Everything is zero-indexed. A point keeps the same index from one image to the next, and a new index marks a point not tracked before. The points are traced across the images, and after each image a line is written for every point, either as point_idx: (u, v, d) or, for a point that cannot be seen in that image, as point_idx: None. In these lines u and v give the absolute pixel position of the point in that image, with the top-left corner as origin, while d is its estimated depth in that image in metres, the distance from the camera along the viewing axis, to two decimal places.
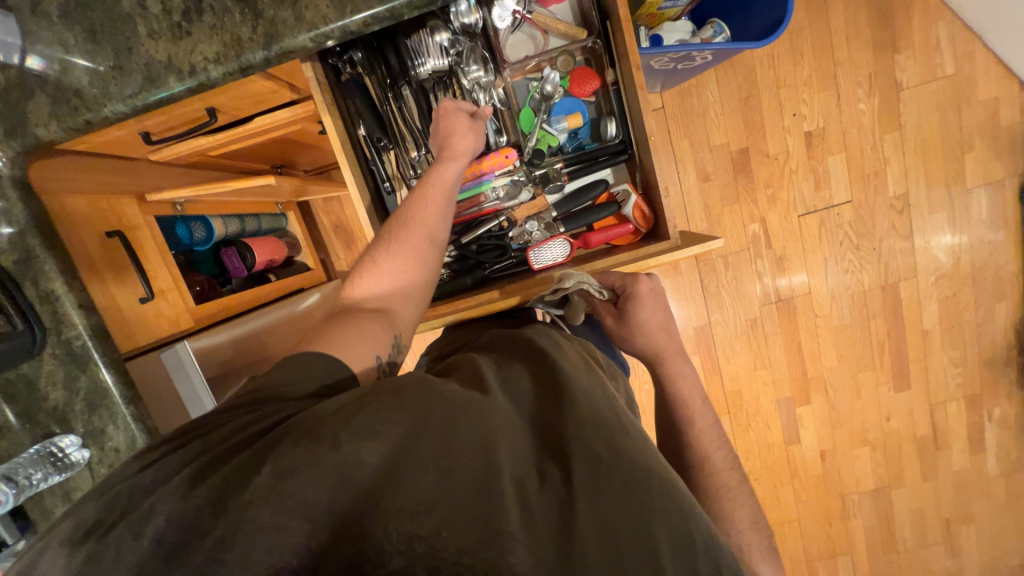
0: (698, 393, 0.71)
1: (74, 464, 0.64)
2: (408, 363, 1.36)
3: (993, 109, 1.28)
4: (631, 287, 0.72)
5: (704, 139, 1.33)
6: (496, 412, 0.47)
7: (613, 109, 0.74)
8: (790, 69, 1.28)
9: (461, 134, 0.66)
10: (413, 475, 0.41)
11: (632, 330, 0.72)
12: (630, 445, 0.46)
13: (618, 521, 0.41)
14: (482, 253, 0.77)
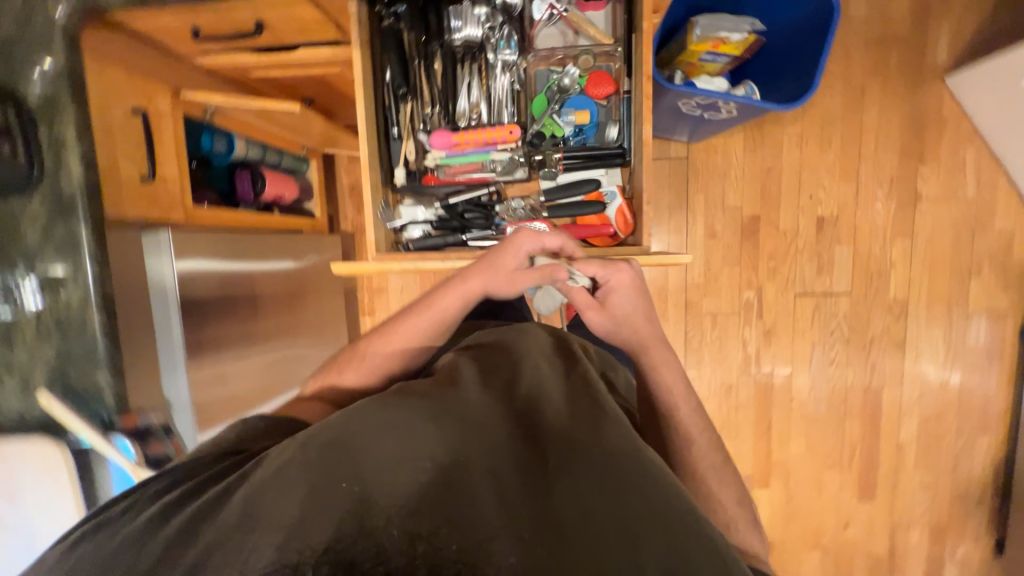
0: (681, 382, 0.66)
1: (25, 307, 0.66)
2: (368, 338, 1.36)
3: (1007, 240, 1.30)
4: (622, 279, 0.69)
5: (720, 198, 1.36)
6: (464, 406, 0.41)
7: (620, 116, 0.77)
8: (815, 153, 1.32)
9: (514, 263, 0.72)
10: (380, 467, 0.35)
11: (614, 320, 0.68)
12: (612, 420, 0.41)
13: (616, 513, 0.33)
14: (469, 217, 0.79)
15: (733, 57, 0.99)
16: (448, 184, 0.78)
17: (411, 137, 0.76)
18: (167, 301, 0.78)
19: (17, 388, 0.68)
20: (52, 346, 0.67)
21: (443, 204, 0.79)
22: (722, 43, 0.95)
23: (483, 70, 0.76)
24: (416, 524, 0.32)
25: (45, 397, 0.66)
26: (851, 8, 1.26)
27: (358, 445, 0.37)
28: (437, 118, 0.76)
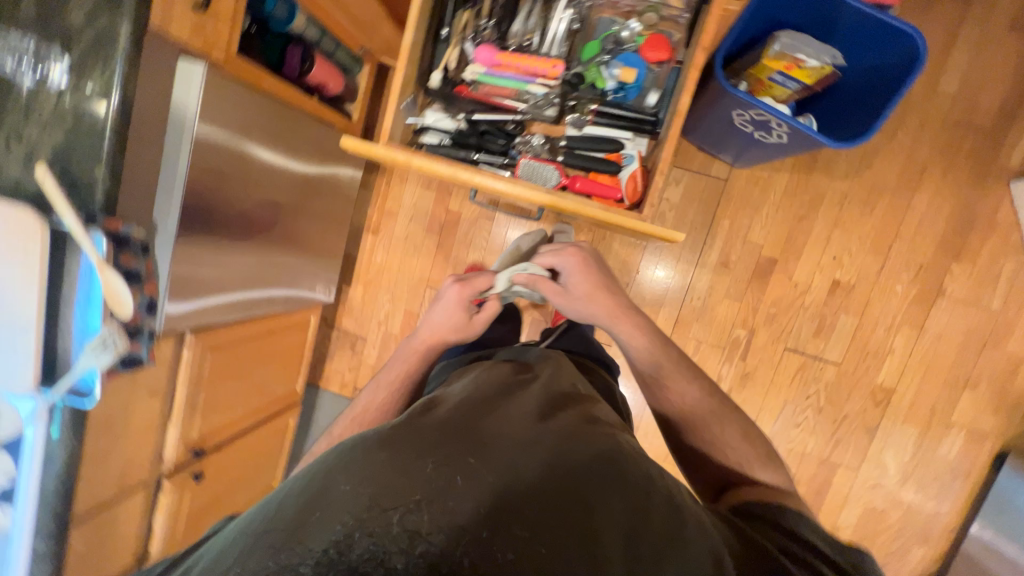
0: (656, 336, 0.90)
1: (50, 83, 0.68)
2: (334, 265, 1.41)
3: (1014, 364, 1.25)
4: (572, 260, 0.96)
5: (744, 230, 1.33)
6: (434, 435, 0.53)
7: (664, 85, 0.80)
8: (854, 217, 1.28)
9: (461, 307, 0.93)
10: (385, 480, 0.46)
11: (580, 296, 0.94)
12: (557, 446, 0.54)
13: (566, 509, 0.47)
14: (486, 138, 0.83)
15: (804, 85, 0.94)
16: (479, 102, 0.83)
17: (458, 43, 0.80)
18: (179, 130, 0.79)
19: (21, 157, 0.70)
20: (63, 129, 0.69)
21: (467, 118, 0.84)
22: (798, 65, 0.91)
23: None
24: (412, 524, 0.42)
25: (42, 171, 0.68)
26: (943, 82, 1.20)
27: (326, 483, 0.46)
28: (489, 32, 0.80)
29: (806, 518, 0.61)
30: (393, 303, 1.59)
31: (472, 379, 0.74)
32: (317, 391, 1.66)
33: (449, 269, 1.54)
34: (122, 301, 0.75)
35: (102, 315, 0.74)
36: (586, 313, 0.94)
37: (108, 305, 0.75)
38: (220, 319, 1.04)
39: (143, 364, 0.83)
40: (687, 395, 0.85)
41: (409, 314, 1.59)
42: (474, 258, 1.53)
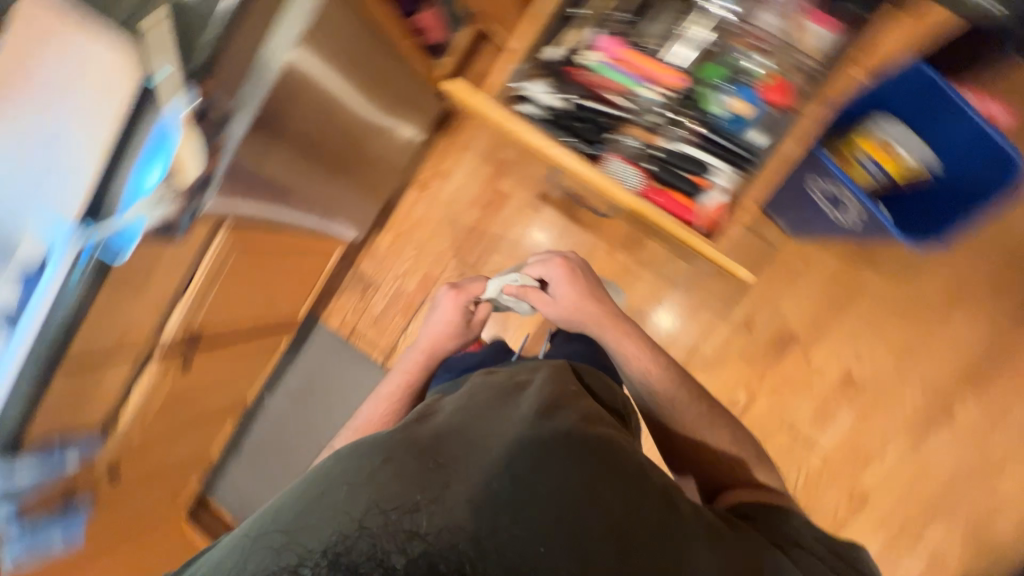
0: (640, 352, 1.02)
1: None
2: (368, 211, 1.48)
3: (994, 508, 1.25)
4: (559, 271, 1.08)
5: (775, 298, 1.34)
6: (426, 445, 0.67)
7: (772, 127, 0.88)
8: (884, 318, 1.29)
9: (456, 320, 1.09)
10: (383, 492, 0.58)
11: (568, 306, 1.06)
12: (529, 456, 0.66)
13: (536, 512, 0.60)
14: (589, 123, 0.93)
15: (891, 177, 0.98)
16: (593, 90, 0.91)
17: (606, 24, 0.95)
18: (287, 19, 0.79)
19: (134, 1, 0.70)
20: None
21: (572, 101, 0.91)
22: (891, 155, 0.97)
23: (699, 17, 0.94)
24: (412, 522, 0.55)
25: (158, 17, 0.68)
26: (1006, 220, 1.24)
27: (337, 488, 0.60)
28: (633, 30, 0.95)
29: (797, 515, 0.81)
30: (416, 260, 1.60)
31: (477, 384, 0.87)
32: (315, 321, 1.66)
33: (480, 245, 1.55)
34: (189, 164, 0.73)
35: (164, 174, 0.73)
36: (576, 321, 1.06)
37: (175, 164, 0.73)
38: (258, 214, 1.04)
39: (182, 226, 0.84)
40: (671, 396, 0.99)
41: (428, 277, 1.59)
42: (507, 242, 1.53)
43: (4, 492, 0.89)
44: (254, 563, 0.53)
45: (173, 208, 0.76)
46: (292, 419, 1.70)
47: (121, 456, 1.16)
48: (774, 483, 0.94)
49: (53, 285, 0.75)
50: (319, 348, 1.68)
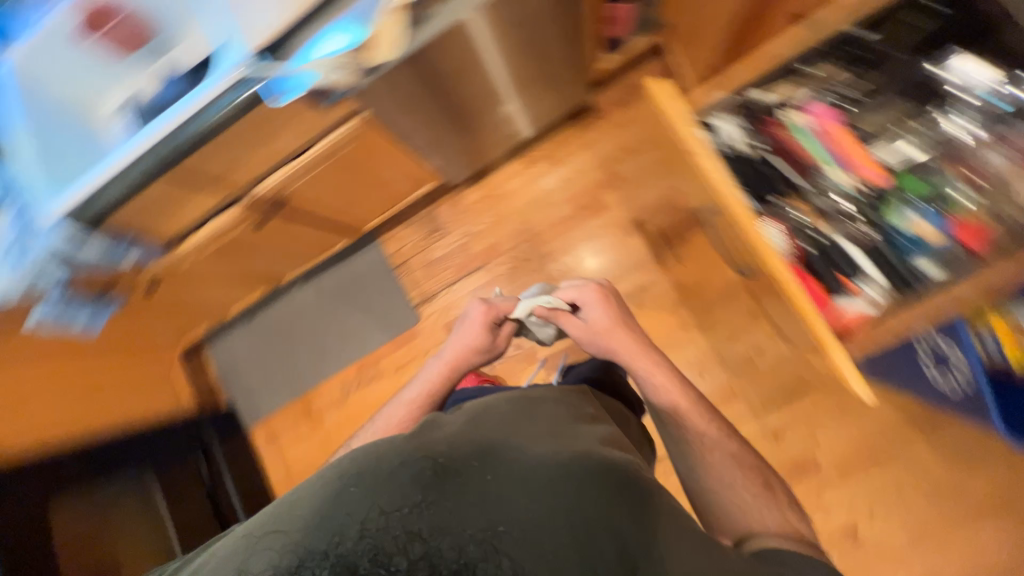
0: (672, 384, 0.98)
1: None
2: (472, 163, 1.48)
3: None
4: (591, 299, 1.08)
5: (815, 421, 1.30)
6: (435, 451, 0.70)
7: (949, 260, 0.85)
8: (913, 492, 1.24)
9: (481, 337, 1.09)
10: (388, 494, 0.63)
11: (598, 331, 1.05)
12: (533, 472, 0.67)
13: (538, 520, 0.61)
14: (766, 179, 1.03)
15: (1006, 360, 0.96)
16: (789, 154, 1.01)
17: (836, 94, 0.97)
18: None
19: None
20: None
21: (745, 143, 1.01)
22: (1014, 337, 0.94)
23: (932, 127, 0.93)
24: (416, 526, 0.59)
25: None
26: None
27: (346, 490, 0.65)
28: (860, 111, 0.97)
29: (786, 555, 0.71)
30: (492, 227, 1.59)
31: (490, 401, 0.87)
32: (374, 238, 1.67)
33: (557, 241, 1.53)
34: (383, 49, 0.81)
35: (358, 46, 0.80)
36: (605, 347, 1.05)
37: (371, 42, 0.80)
38: (393, 121, 1.03)
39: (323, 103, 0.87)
40: (699, 430, 0.93)
41: (496, 246, 1.59)
42: (583, 251, 1.51)
43: (66, 258, 0.92)
44: (269, 560, 0.60)
45: (343, 79, 0.82)
46: (312, 315, 1.73)
47: (166, 277, 1.18)
48: (810, 534, 0.82)
49: (205, 95, 0.81)
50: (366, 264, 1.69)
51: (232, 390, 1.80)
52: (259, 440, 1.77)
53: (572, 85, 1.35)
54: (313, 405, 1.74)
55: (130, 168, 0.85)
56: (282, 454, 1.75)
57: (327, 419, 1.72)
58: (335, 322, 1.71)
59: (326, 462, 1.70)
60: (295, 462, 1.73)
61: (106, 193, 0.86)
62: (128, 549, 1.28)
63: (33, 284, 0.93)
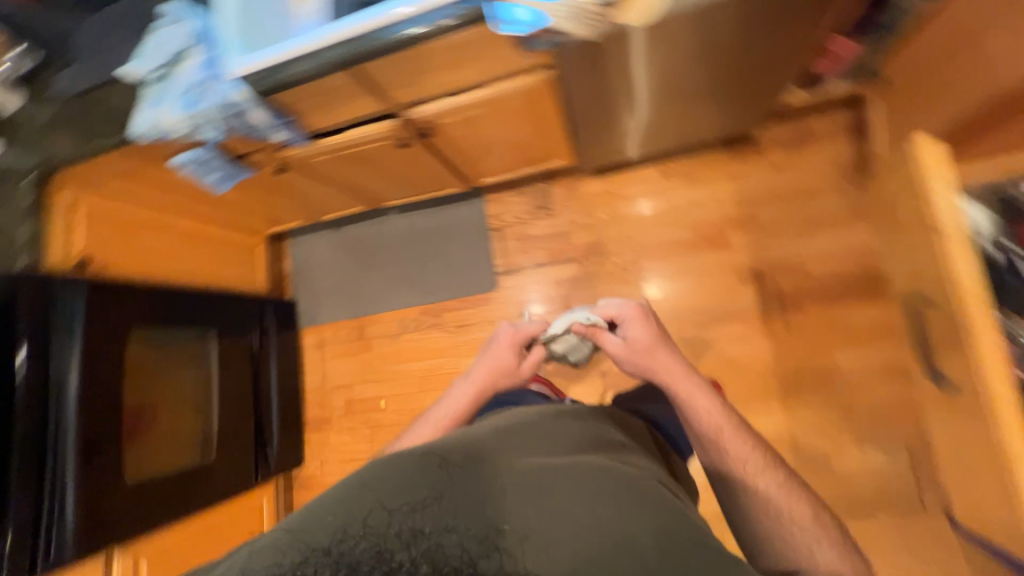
0: (713, 407, 0.93)
1: None
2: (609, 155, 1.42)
3: None
4: (631, 316, 1.05)
5: (871, 542, 1.20)
6: (444, 453, 0.68)
7: None
8: None
9: (508, 360, 1.10)
10: (394, 490, 0.60)
11: (638, 349, 1.01)
12: (542, 483, 0.65)
13: (549, 532, 0.58)
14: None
15: None
16: None
17: None
18: None
19: None
20: None
21: (990, 240, 0.92)
22: None
23: None
24: (421, 524, 0.57)
25: None
26: None
27: (346, 490, 0.61)
28: None
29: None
30: (600, 224, 1.53)
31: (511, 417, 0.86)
32: (481, 194, 1.65)
33: (661, 261, 1.46)
34: (637, 9, 0.73)
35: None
36: (644, 365, 1.00)
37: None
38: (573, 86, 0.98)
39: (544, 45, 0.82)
40: (744, 456, 0.89)
41: (597, 245, 1.53)
42: (685, 280, 1.43)
43: (236, 110, 0.93)
44: (255, 563, 0.54)
45: (585, 31, 0.75)
46: (398, 244, 1.75)
47: (294, 166, 1.21)
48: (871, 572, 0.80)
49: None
50: (462, 217, 1.68)
51: (300, 288, 1.87)
52: (309, 343, 1.83)
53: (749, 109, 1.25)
54: (367, 329, 1.77)
55: (317, 55, 0.84)
56: (324, 363, 1.80)
57: (376, 347, 1.75)
58: (417, 258, 1.73)
59: (362, 384, 1.74)
60: (333, 374, 1.78)
61: (287, 73, 0.86)
62: (178, 395, 1.36)
63: (201, 132, 0.98)
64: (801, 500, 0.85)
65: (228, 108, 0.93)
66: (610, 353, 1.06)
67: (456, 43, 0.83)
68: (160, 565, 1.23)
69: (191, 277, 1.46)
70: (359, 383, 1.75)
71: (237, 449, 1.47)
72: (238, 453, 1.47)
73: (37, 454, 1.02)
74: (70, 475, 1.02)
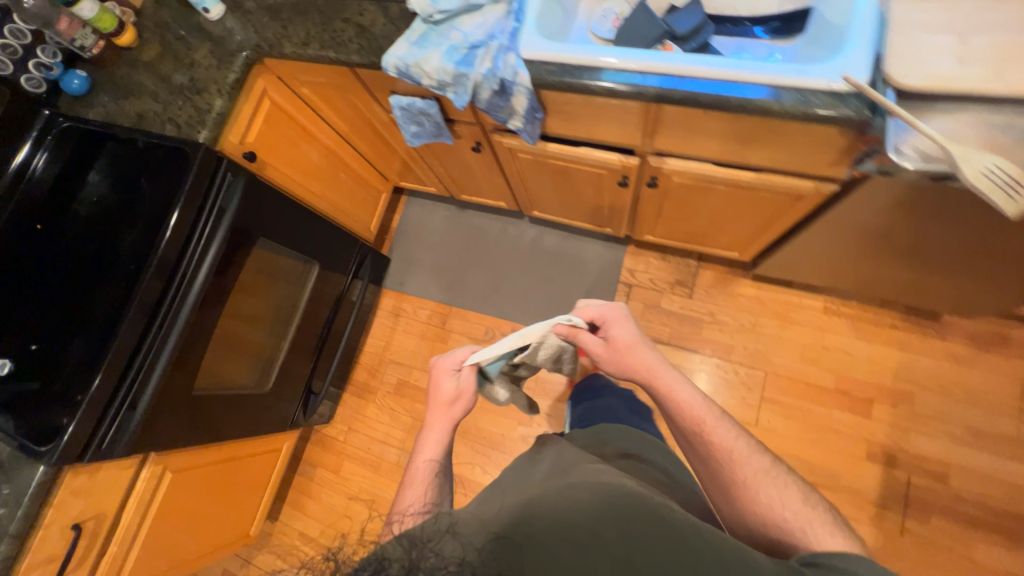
0: (689, 397, 0.81)
1: None
2: (784, 271, 1.32)
3: None
4: (610, 317, 0.89)
5: None
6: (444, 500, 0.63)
7: None
8: None
9: (444, 394, 0.83)
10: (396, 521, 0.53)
11: (619, 350, 0.87)
12: (545, 496, 0.60)
13: (565, 538, 0.54)
14: None
15: None
16: None
17: None
18: None
19: None
20: None
21: None
22: None
23: None
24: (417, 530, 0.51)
25: None
26: None
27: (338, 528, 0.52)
28: None
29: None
30: (737, 329, 1.43)
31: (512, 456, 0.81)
32: (625, 240, 1.58)
33: (787, 397, 1.34)
34: None
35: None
36: (627, 367, 0.86)
37: None
38: (841, 210, 0.89)
39: None
40: (725, 445, 0.76)
41: (723, 347, 1.43)
42: (807, 427, 1.31)
43: (496, 78, 0.80)
44: None
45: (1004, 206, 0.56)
46: (517, 249, 1.68)
47: (488, 148, 1.13)
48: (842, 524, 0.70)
49: (797, 77, 0.67)
50: (595, 254, 1.60)
51: (398, 248, 1.79)
52: (385, 306, 1.75)
53: (964, 295, 1.15)
54: (450, 320, 1.68)
55: (633, 82, 0.74)
56: (393, 333, 1.72)
57: (452, 343, 1.65)
58: (530, 272, 1.65)
59: (424, 371, 1.65)
60: (399, 346, 1.70)
61: (593, 82, 0.76)
62: (268, 308, 1.23)
63: (446, 89, 0.86)
64: (790, 483, 0.72)
65: (493, 80, 0.81)
66: (592, 358, 0.90)
67: (788, 127, 0.72)
68: (183, 479, 1.13)
69: (321, 202, 1.38)
70: (421, 370, 1.66)
71: (290, 387, 1.38)
72: (289, 392, 1.38)
73: (145, 322, 0.93)
74: (169, 350, 0.95)
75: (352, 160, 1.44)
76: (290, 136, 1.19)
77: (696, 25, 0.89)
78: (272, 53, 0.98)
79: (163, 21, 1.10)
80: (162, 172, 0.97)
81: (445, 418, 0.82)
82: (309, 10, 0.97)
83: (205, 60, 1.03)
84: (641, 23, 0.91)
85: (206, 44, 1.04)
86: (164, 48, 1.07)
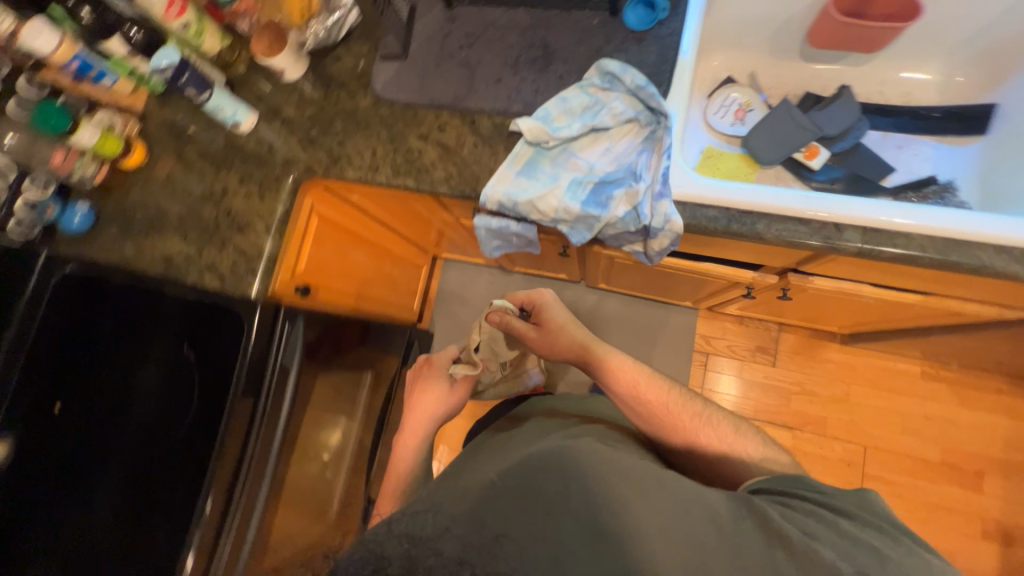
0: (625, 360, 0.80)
1: None
2: (884, 341, 1.22)
3: None
4: (542, 300, 0.92)
5: None
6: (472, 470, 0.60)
7: None
8: None
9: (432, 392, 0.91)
10: (420, 513, 0.51)
11: (556, 327, 0.89)
12: (576, 460, 0.53)
13: (606, 525, 0.47)
14: None
15: None
16: None
17: None
18: None
19: None
20: None
21: None
22: None
23: None
24: (419, 525, 0.49)
25: None
26: None
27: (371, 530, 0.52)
28: None
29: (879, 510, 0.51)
30: (828, 400, 1.33)
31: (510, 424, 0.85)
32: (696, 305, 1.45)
33: (893, 474, 1.26)
34: None
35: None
36: (562, 346, 0.87)
37: None
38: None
39: None
40: (660, 400, 0.74)
41: (817, 420, 1.33)
42: (915, 506, 1.24)
43: (639, 221, 0.65)
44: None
45: None
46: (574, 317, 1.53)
47: (576, 253, 0.97)
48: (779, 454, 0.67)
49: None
50: (663, 320, 1.47)
51: (441, 320, 1.62)
52: None
53: None
54: None
55: (838, 230, 0.60)
56: None
57: None
58: None
59: None
60: None
61: (772, 232, 0.61)
62: None
63: (561, 227, 0.69)
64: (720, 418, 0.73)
65: (634, 223, 0.66)
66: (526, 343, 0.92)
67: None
68: None
69: (369, 304, 1.22)
70: None
71: None
72: None
73: (215, 530, 0.72)
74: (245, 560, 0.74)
75: (396, 247, 1.27)
76: (341, 245, 1.02)
77: (847, 125, 0.78)
78: (330, 177, 0.80)
79: (174, 126, 0.89)
80: (213, 342, 0.80)
81: (436, 406, 0.89)
82: (371, 121, 0.79)
83: (241, 184, 0.84)
84: (782, 125, 0.79)
85: (239, 162, 0.85)
86: (182, 165, 0.87)
